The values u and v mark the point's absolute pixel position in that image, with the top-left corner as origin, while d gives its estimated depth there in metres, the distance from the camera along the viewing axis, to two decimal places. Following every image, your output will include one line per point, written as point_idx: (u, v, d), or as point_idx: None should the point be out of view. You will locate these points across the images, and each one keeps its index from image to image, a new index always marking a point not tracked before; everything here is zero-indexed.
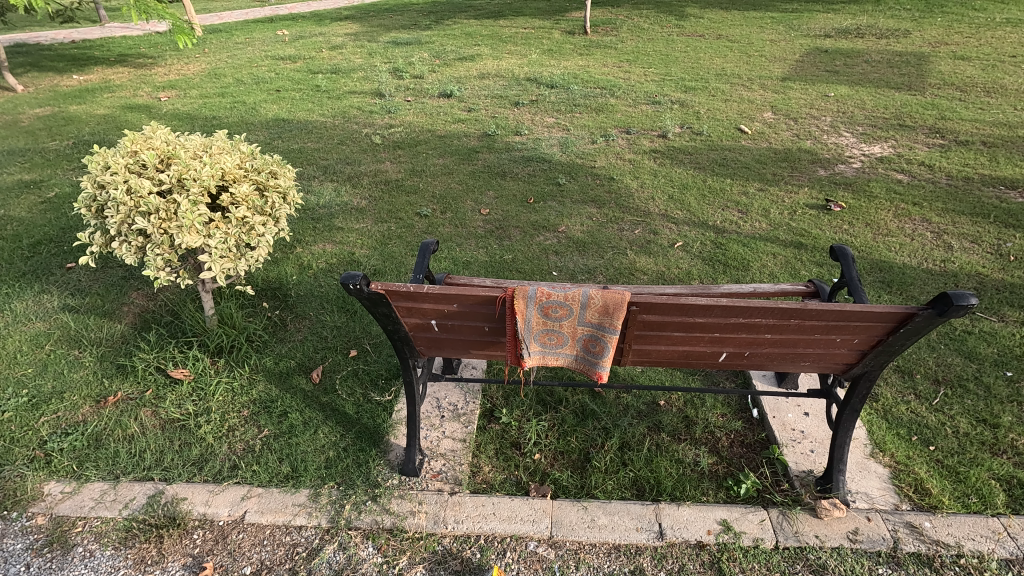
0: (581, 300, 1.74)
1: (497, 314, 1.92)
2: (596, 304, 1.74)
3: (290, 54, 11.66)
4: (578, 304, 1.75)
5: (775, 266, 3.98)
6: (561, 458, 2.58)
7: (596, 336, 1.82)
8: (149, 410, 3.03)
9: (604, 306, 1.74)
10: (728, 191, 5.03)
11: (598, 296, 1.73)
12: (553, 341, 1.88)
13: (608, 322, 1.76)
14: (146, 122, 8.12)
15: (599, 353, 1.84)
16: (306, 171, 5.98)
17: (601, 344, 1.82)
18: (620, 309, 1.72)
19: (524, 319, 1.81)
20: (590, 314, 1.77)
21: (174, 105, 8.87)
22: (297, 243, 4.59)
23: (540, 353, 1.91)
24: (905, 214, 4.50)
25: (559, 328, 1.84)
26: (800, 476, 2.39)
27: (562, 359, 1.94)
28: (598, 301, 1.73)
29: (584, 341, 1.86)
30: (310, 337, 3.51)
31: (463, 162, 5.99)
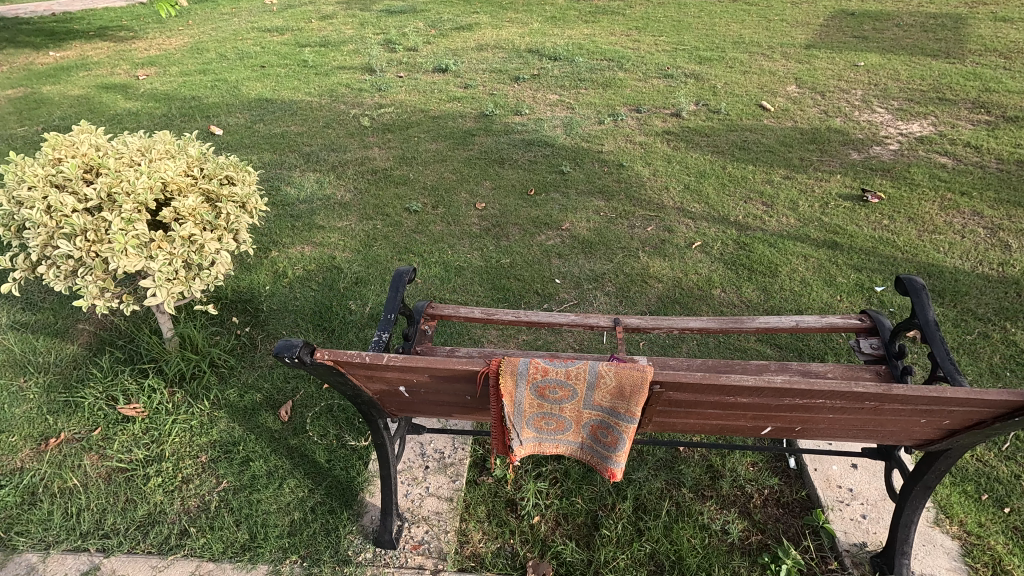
0: (589, 381, 1.33)
1: (480, 389, 1.49)
2: (609, 386, 1.32)
3: (276, 25, 10.97)
4: (585, 385, 1.34)
5: (807, 271, 3.50)
6: (565, 524, 2.19)
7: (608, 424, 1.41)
8: (94, 456, 2.66)
9: (622, 390, 1.32)
10: (750, 180, 4.52)
11: (613, 375, 1.31)
12: (551, 425, 1.46)
13: (622, 405, 1.35)
14: (121, 103, 7.60)
15: (612, 446, 1.43)
16: (287, 160, 5.50)
17: (613, 434, 1.41)
18: (639, 391, 1.31)
19: (514, 400, 1.38)
20: (602, 397, 1.36)
21: (152, 84, 8.32)
22: (272, 245, 4.15)
23: (533, 440, 1.49)
24: (953, 206, 3.99)
25: (558, 413, 1.42)
26: (850, 552, 1.99)
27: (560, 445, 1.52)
28: (612, 381, 1.31)
29: (591, 426, 1.45)
30: (280, 363, 3.11)
31: (457, 147, 5.48)
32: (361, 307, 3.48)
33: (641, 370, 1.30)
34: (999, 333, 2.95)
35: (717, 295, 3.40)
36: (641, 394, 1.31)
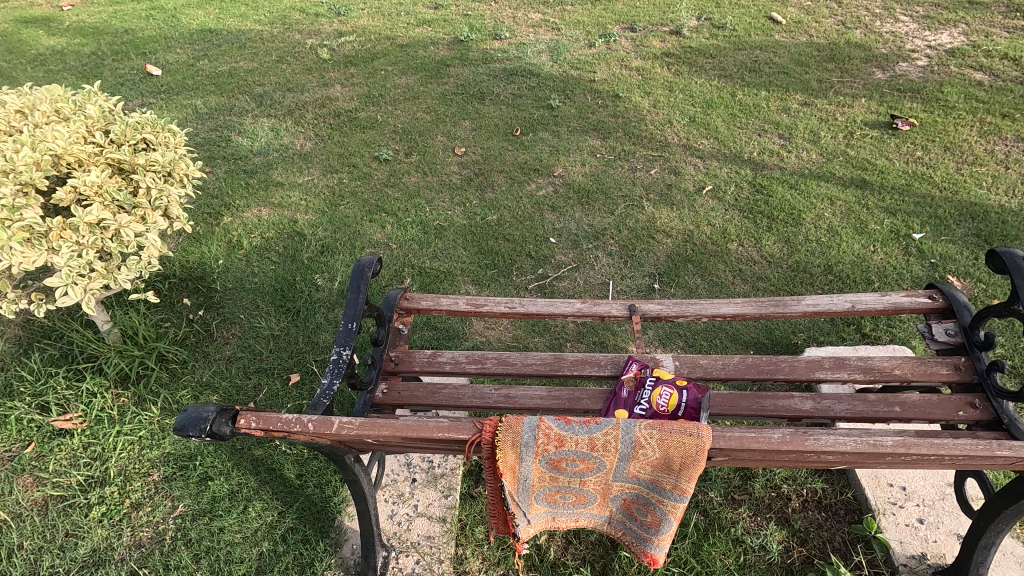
0: (622, 453, 0.97)
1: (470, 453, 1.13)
2: (649, 457, 0.97)
3: None
4: (616, 459, 0.98)
5: (835, 216, 3.09)
6: (577, 543, 1.90)
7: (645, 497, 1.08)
8: (28, 479, 2.30)
9: (668, 462, 0.97)
10: (764, 108, 3.99)
11: (655, 443, 0.95)
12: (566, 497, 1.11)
13: (667, 477, 1.00)
14: (43, 39, 6.63)
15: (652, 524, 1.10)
16: (237, 104, 4.81)
17: (653, 510, 1.07)
18: (695, 466, 0.95)
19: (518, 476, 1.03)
20: (639, 467, 1.01)
21: (78, 16, 7.27)
22: (223, 209, 3.62)
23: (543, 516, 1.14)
24: (994, 132, 3.53)
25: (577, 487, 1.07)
26: (909, 567, 1.73)
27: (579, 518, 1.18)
28: (653, 453, 0.96)
29: (621, 497, 1.11)
30: (240, 355, 2.71)
31: (430, 81, 4.81)
32: (329, 282, 3.04)
33: (696, 435, 0.94)
34: None
35: (734, 250, 2.99)
36: (696, 468, 0.95)
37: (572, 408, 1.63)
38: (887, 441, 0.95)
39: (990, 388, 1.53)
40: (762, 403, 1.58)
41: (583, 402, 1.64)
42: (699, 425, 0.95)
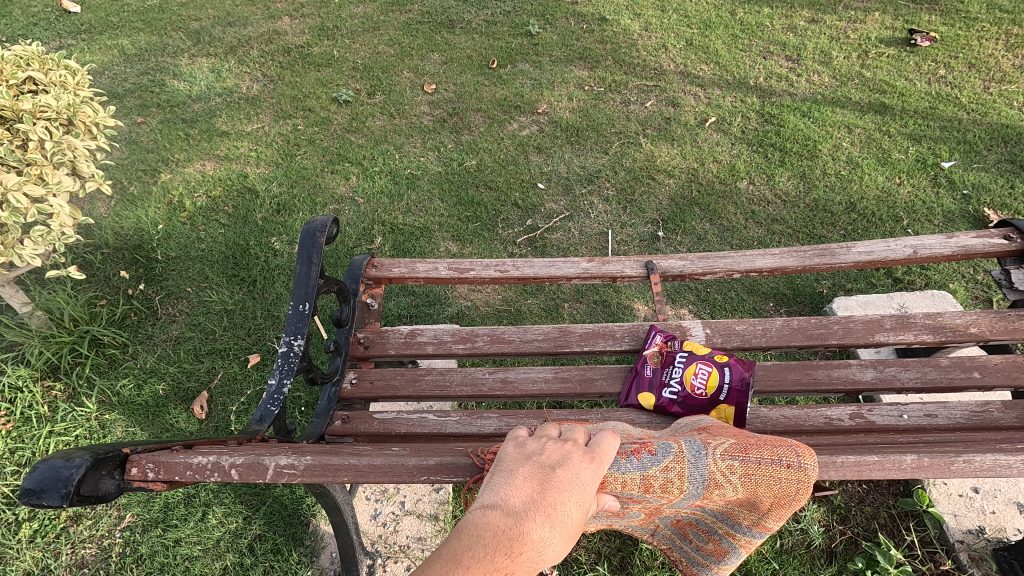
0: (692, 491, 0.87)
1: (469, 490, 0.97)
2: (728, 496, 0.88)
3: None
4: (680, 497, 0.89)
5: (854, 146, 2.77)
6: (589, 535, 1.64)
7: (709, 522, 1.02)
8: None
9: (750, 500, 0.88)
10: (768, 27, 3.57)
11: (739, 482, 0.85)
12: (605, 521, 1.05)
13: (747, 511, 0.91)
14: None
15: (714, 548, 1.05)
16: (170, 42, 4.19)
17: (717, 536, 1.01)
18: (785, 506, 0.85)
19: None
20: (707, 501, 0.92)
21: None
22: (160, 165, 3.14)
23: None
24: (1021, 45, 3.20)
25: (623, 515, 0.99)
26: (966, 544, 1.52)
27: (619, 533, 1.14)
28: (735, 491, 0.87)
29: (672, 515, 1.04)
30: (189, 335, 2.35)
31: (391, 9, 4.25)
32: (288, 245, 2.65)
33: (796, 467, 0.82)
34: None
35: (745, 188, 2.67)
36: (789, 507, 0.86)
37: (584, 392, 1.34)
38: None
39: None
40: (812, 374, 1.30)
41: (598, 385, 1.35)
42: (800, 454, 0.82)
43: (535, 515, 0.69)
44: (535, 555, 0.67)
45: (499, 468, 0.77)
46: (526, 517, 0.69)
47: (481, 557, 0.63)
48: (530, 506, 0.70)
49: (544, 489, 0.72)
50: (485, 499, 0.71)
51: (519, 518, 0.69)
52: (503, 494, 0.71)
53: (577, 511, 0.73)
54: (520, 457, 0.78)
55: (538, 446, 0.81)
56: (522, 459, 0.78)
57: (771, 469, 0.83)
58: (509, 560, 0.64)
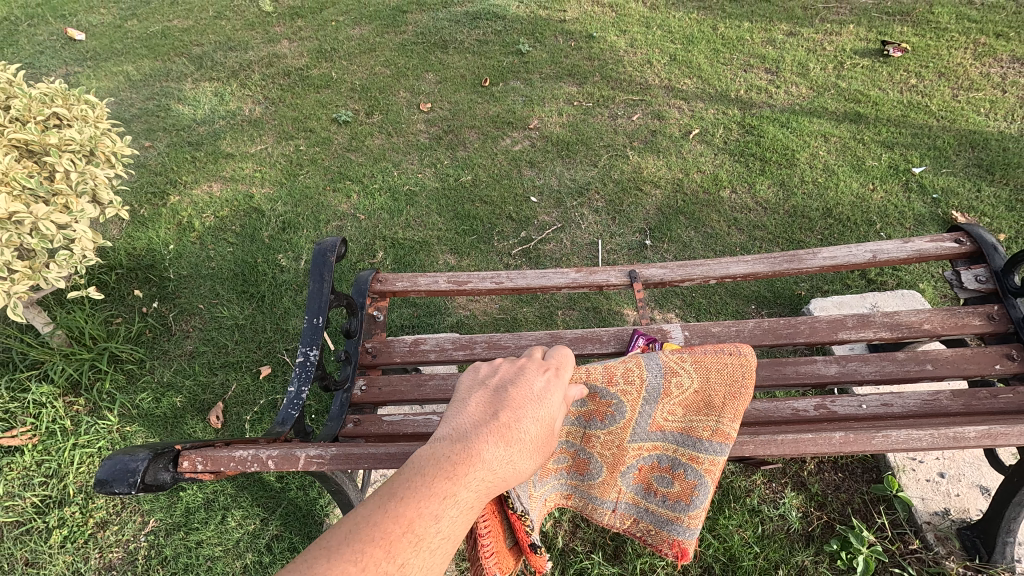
0: (654, 387, 1.11)
1: None
2: (688, 388, 1.09)
3: None
4: (643, 394, 1.11)
5: (830, 154, 2.92)
6: (584, 527, 1.75)
7: (670, 457, 1.12)
8: None
9: (704, 399, 1.09)
10: (748, 41, 3.73)
11: (692, 369, 1.09)
12: (567, 460, 1.16)
13: (704, 419, 1.09)
14: None
15: (682, 496, 1.09)
16: (174, 68, 4.35)
17: (678, 472, 1.10)
18: (733, 394, 1.06)
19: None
20: (667, 411, 1.11)
21: None
22: (169, 187, 3.28)
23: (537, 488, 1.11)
24: (989, 53, 3.36)
25: (589, 438, 1.14)
26: (933, 525, 1.64)
27: (584, 506, 1.15)
28: (690, 381, 1.09)
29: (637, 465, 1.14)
30: (203, 349, 2.47)
31: (387, 30, 4.41)
32: (294, 262, 2.78)
33: (737, 355, 1.09)
34: None
35: (727, 197, 2.81)
36: (740, 398, 1.06)
37: None
38: (971, 434, 0.97)
39: None
40: (782, 369, 1.43)
41: None
42: (737, 347, 1.10)
43: (482, 439, 0.82)
44: (483, 474, 0.79)
45: (452, 406, 0.90)
46: (473, 441, 0.81)
47: (422, 481, 0.76)
48: (478, 432, 0.83)
49: (493, 415, 0.86)
50: (439, 431, 0.84)
51: (466, 443, 0.81)
52: (453, 427, 0.84)
53: (530, 429, 0.87)
54: (475, 388, 0.92)
55: (491, 378, 0.94)
56: (474, 391, 0.92)
57: (715, 359, 1.09)
58: (452, 481, 0.77)
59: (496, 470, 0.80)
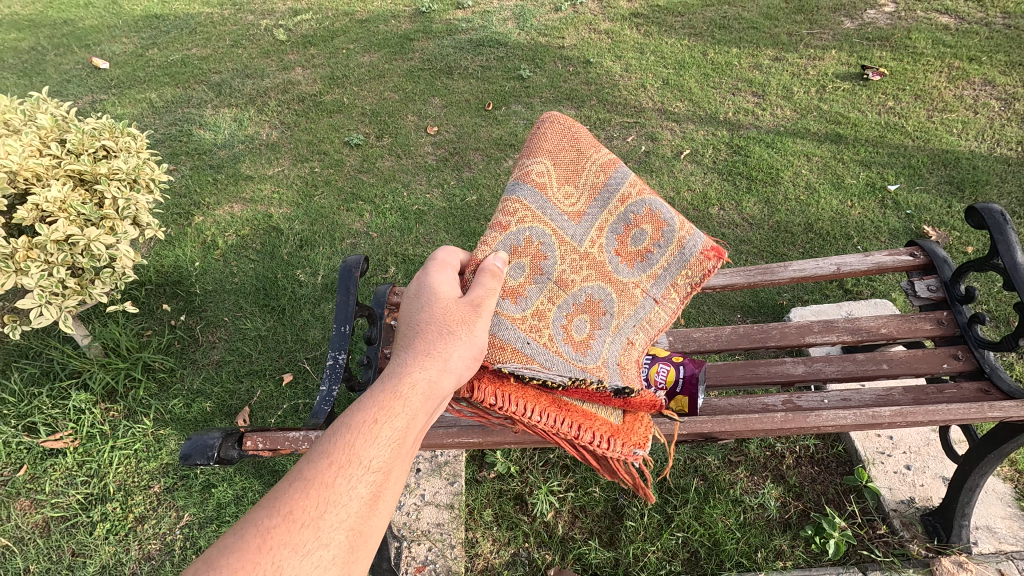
0: (544, 199, 1.44)
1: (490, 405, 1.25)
2: (554, 174, 1.47)
3: None
4: (545, 215, 1.44)
5: (812, 173, 3.12)
6: (582, 517, 1.93)
7: (615, 216, 1.46)
8: (27, 502, 2.27)
9: (569, 168, 1.48)
10: (736, 66, 3.96)
11: (543, 160, 1.48)
12: (584, 312, 1.39)
13: (588, 176, 1.48)
14: None
15: (649, 217, 1.45)
16: (194, 94, 4.60)
17: (626, 216, 1.46)
18: (576, 143, 1.50)
19: (519, 347, 1.28)
20: (566, 199, 1.46)
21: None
22: (193, 208, 3.50)
23: (593, 351, 1.34)
24: (962, 76, 3.57)
25: (570, 278, 1.41)
26: (899, 512, 1.81)
27: (639, 323, 1.41)
28: (549, 167, 1.47)
29: (609, 251, 1.44)
30: (229, 359, 2.67)
31: (394, 57, 4.66)
32: (311, 277, 2.99)
33: (549, 127, 1.52)
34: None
35: (715, 214, 3.01)
36: (580, 140, 1.51)
37: None
38: (885, 412, 1.23)
39: (972, 340, 1.58)
40: (755, 370, 1.62)
41: None
42: (542, 124, 1.53)
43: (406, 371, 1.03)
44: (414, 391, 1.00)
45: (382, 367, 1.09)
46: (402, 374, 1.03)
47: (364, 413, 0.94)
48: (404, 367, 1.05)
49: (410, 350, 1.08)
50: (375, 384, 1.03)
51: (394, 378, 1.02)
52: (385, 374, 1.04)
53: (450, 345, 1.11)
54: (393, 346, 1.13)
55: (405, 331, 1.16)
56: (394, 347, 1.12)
57: (545, 146, 1.49)
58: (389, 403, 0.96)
59: (408, 391, 0.99)
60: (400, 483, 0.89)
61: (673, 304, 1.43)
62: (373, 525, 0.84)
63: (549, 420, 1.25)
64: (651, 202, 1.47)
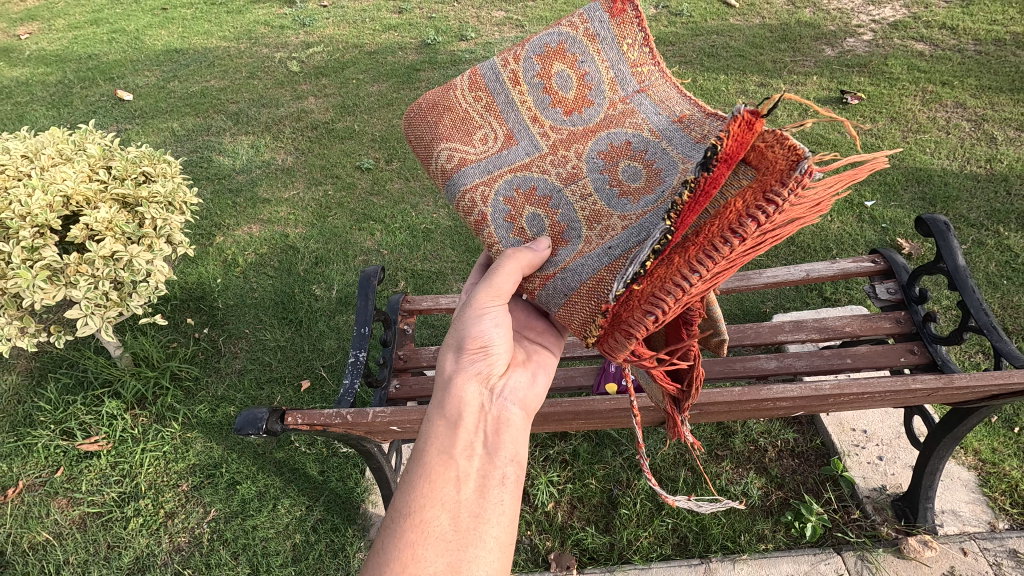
0: (475, 161, 1.42)
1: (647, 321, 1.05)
2: (463, 141, 1.44)
3: None
4: (494, 170, 1.40)
5: None
6: (580, 506, 2.09)
7: (529, 93, 1.42)
8: (64, 500, 2.44)
9: (459, 127, 1.45)
10: (723, 92, 4.21)
11: (447, 143, 1.45)
12: (619, 154, 1.30)
13: (484, 103, 1.45)
14: None
15: (548, 53, 1.42)
16: (213, 123, 4.88)
17: (533, 80, 1.42)
18: (449, 101, 1.47)
19: (610, 260, 1.21)
20: (494, 135, 1.43)
21: (26, 28, 6.93)
22: (214, 229, 3.73)
23: (663, 174, 1.23)
24: (935, 100, 3.80)
25: (571, 169, 1.34)
26: (871, 498, 1.97)
27: (657, 111, 1.31)
28: (455, 142, 1.44)
29: (563, 110, 1.39)
30: (250, 368, 2.85)
31: (402, 87, 4.95)
32: (326, 292, 3.19)
33: (414, 129, 1.51)
34: (993, 239, 2.87)
35: None
36: (446, 100, 1.48)
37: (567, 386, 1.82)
38: (825, 384, 1.24)
39: (926, 336, 1.77)
40: (732, 365, 1.79)
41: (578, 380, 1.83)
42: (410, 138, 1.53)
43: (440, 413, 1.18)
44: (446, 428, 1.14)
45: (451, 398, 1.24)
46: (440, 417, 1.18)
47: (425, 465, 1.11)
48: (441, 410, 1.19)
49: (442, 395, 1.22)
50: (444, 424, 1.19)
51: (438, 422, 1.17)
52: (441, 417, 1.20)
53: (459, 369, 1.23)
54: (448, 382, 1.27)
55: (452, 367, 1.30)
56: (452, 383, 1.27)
57: (426, 137, 1.48)
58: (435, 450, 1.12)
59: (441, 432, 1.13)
60: (467, 497, 1.04)
61: (648, 76, 1.36)
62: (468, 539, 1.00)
63: (705, 263, 0.99)
64: (529, 52, 1.44)
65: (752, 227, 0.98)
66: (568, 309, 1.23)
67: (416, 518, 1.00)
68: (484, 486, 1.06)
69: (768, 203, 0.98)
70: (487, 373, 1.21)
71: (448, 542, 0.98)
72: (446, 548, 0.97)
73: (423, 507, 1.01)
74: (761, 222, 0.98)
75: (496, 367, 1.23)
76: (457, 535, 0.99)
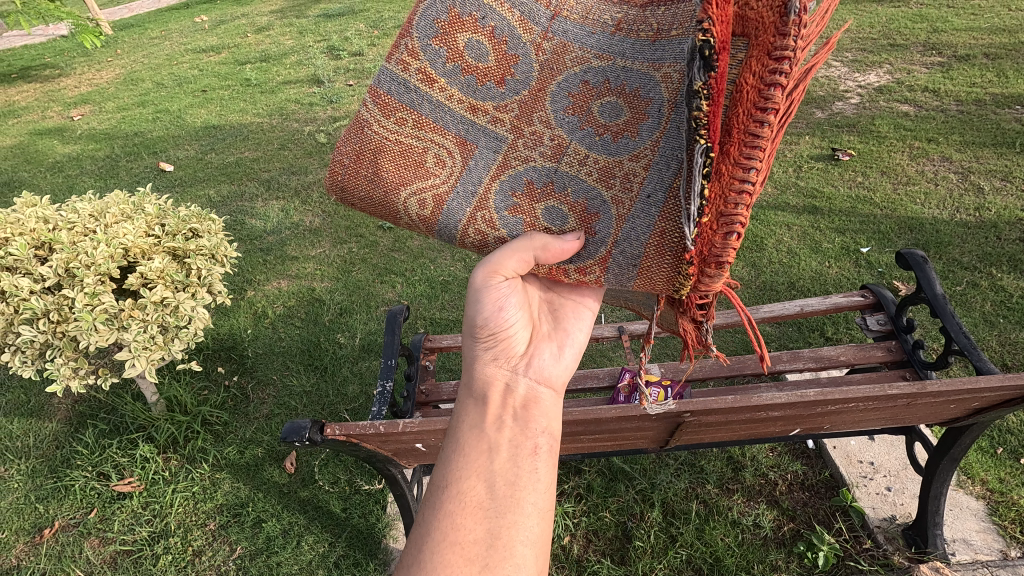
0: (450, 193, 1.43)
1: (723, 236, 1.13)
2: (425, 179, 1.43)
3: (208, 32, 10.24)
4: (477, 190, 1.42)
5: (793, 240, 3.50)
6: (596, 540, 2.13)
7: (450, 84, 1.40)
8: (97, 540, 2.54)
9: (411, 167, 1.43)
10: None
11: (414, 189, 1.44)
12: (594, 94, 1.33)
13: (423, 127, 1.42)
14: (46, 139, 6.96)
15: (443, 28, 1.39)
16: (247, 190, 5.27)
17: (454, 66, 1.40)
18: (381, 146, 1.43)
19: (657, 207, 1.27)
20: (451, 152, 1.43)
21: (80, 110, 7.61)
22: (247, 284, 3.98)
23: (642, 92, 1.28)
24: (922, 155, 4.04)
25: (554, 142, 1.37)
26: (882, 528, 2.02)
27: (588, 31, 1.35)
28: (418, 181, 1.43)
29: (504, 82, 1.39)
30: (278, 411, 2.99)
31: None
32: (350, 339, 3.38)
33: (360, 198, 1.47)
34: (986, 280, 3.00)
35: None
36: (379, 148, 1.43)
37: None
38: (810, 392, 1.36)
39: (916, 363, 1.89)
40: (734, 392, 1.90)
41: None
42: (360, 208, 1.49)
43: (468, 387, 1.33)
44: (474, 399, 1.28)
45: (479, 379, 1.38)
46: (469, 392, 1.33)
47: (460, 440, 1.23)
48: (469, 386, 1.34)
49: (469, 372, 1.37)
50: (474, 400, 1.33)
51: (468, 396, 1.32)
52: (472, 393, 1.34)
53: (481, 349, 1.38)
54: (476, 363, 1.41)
55: None
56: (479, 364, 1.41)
57: (380, 193, 1.44)
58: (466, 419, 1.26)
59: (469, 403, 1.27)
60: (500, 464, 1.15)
61: None
62: (504, 502, 1.11)
63: (759, 153, 1.06)
64: (423, 42, 1.39)
65: (780, 95, 1.03)
66: (644, 276, 1.30)
67: (455, 490, 1.12)
68: (517, 456, 1.17)
69: (781, 64, 1.02)
70: (508, 353, 1.36)
71: (486, 510, 1.09)
72: (484, 518, 1.08)
73: (460, 479, 1.13)
74: (785, 82, 1.02)
75: (516, 349, 1.37)
76: (495, 504, 1.10)
